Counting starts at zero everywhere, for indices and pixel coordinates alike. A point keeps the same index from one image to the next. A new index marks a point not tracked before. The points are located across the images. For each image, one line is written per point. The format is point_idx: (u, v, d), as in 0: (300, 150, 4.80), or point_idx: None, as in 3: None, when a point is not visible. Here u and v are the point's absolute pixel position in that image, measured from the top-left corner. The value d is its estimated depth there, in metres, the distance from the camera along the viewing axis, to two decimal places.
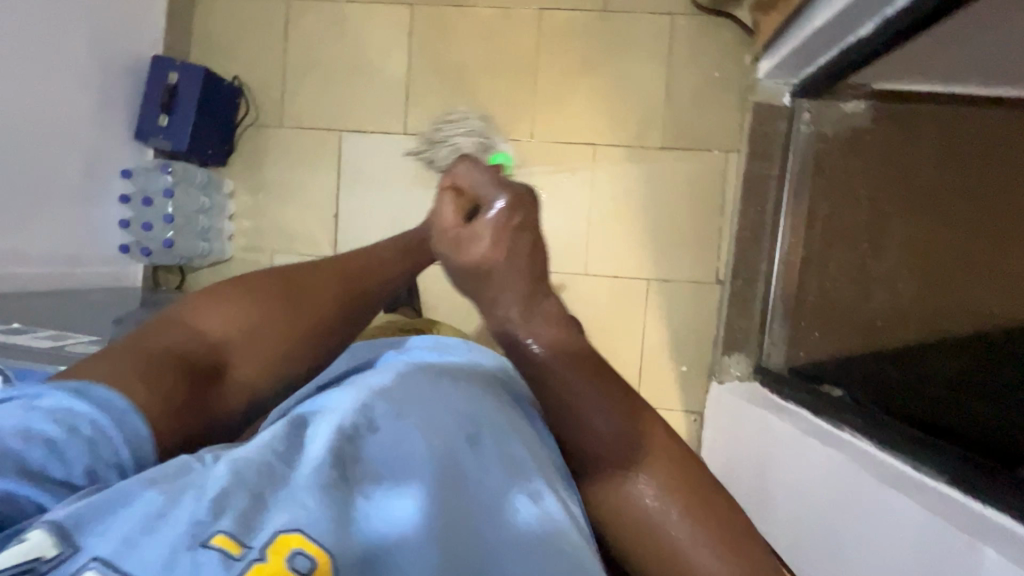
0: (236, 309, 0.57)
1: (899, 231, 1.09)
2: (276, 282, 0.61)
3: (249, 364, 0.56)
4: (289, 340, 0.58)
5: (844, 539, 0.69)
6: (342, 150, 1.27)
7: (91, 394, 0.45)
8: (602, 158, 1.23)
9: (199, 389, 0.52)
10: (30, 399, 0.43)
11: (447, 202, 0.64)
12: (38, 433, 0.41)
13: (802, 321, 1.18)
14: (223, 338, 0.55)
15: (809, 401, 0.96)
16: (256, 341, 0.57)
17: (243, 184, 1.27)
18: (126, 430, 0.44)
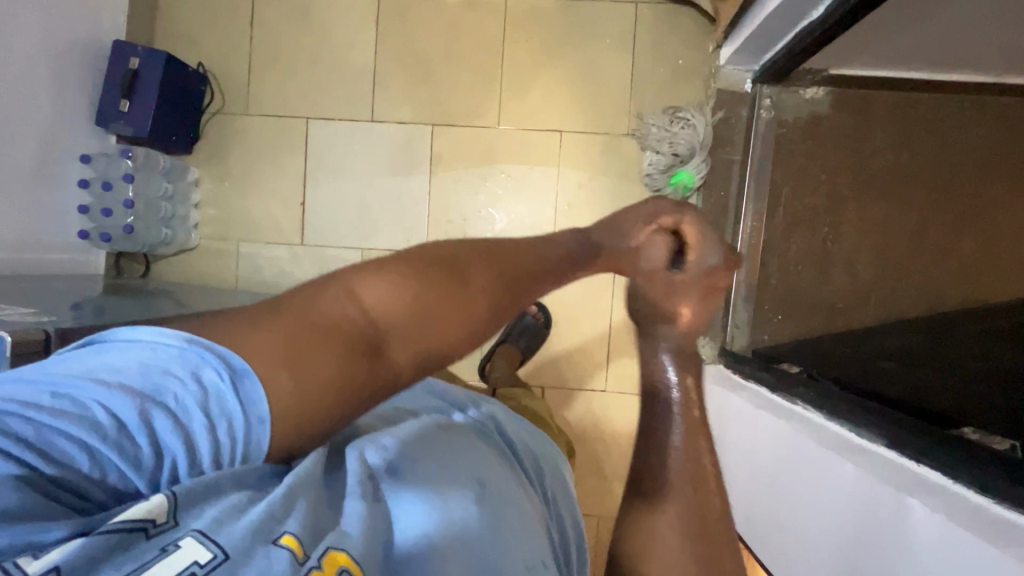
0: (400, 290, 0.43)
1: (854, 214, 1.11)
2: (444, 255, 0.47)
3: (407, 357, 0.43)
4: (447, 338, 0.45)
5: (789, 508, 0.70)
6: (308, 138, 1.26)
7: (242, 384, 0.36)
8: (567, 145, 1.24)
9: (351, 379, 0.40)
10: (196, 365, 0.36)
11: (660, 243, 0.56)
12: (184, 417, 0.34)
13: (765, 305, 1.19)
14: (381, 323, 0.42)
15: (767, 379, 0.98)
16: (416, 330, 0.43)
17: (209, 172, 1.26)
18: (249, 444, 0.37)
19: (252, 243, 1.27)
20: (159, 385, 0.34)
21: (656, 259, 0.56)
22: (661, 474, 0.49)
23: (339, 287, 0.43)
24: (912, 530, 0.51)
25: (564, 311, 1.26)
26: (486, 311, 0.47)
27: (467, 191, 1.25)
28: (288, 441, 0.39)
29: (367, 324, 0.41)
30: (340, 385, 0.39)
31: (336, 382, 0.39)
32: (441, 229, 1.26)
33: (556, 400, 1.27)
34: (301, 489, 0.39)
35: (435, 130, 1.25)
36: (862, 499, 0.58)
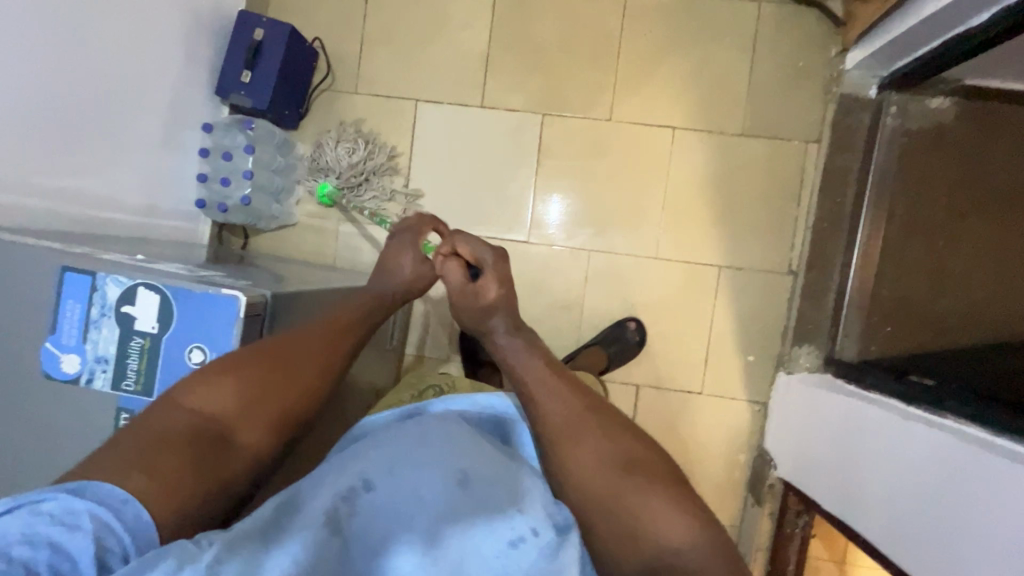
0: (230, 387, 0.61)
1: (976, 228, 1.08)
2: (249, 348, 0.64)
3: (250, 433, 0.61)
4: (272, 410, 0.62)
5: (956, 525, 0.68)
6: (416, 120, 1.26)
7: (88, 490, 0.51)
8: (680, 141, 1.22)
9: (207, 461, 0.57)
10: (35, 504, 0.49)
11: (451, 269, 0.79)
12: (43, 535, 0.48)
13: (876, 315, 1.16)
14: (224, 414, 0.60)
15: (898, 391, 0.96)
16: (247, 412, 0.61)
17: (315, 149, 1.26)
18: (126, 518, 0.51)
19: (352, 222, 1.27)
20: (7, 533, 0.47)
21: (455, 278, 0.79)
22: (553, 420, 0.63)
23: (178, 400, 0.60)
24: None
25: (664, 310, 1.24)
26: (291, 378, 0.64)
27: (577, 184, 1.24)
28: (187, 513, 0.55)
29: (207, 420, 0.59)
30: (201, 466, 0.57)
31: (194, 466, 0.56)
32: (544, 220, 1.25)
33: (649, 399, 1.25)
34: (240, 538, 0.51)
35: (546, 120, 1.24)
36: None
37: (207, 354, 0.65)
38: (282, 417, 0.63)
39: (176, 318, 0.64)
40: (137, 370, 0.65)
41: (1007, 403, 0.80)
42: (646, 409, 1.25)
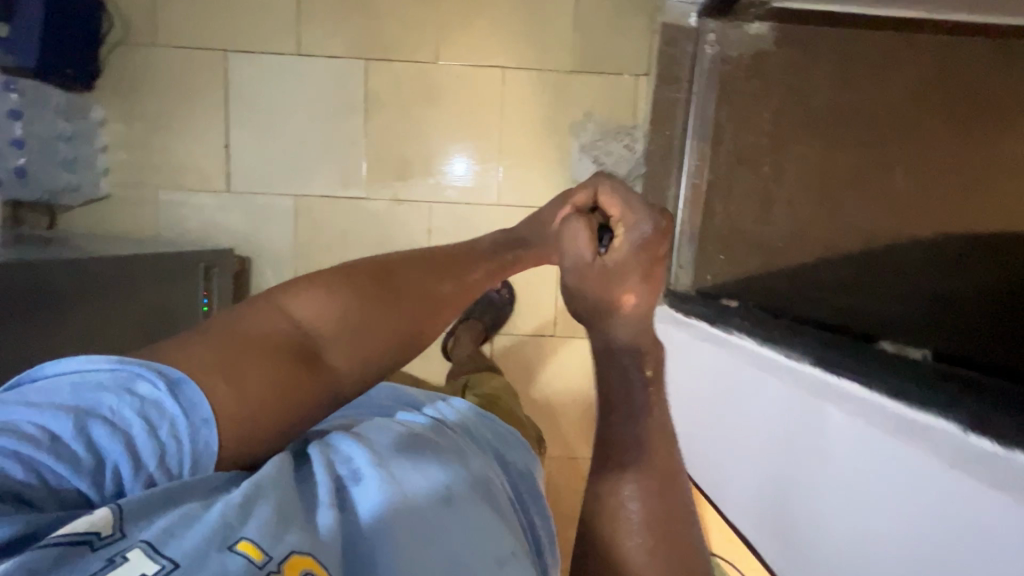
0: (336, 297, 0.43)
1: (795, 150, 1.10)
2: (437, 271, 0.49)
3: (346, 362, 0.43)
4: (392, 346, 0.45)
5: (723, 438, 0.74)
6: (227, 71, 1.16)
7: (180, 392, 0.35)
8: (512, 82, 1.18)
9: (298, 391, 0.39)
10: (129, 378, 0.34)
11: (583, 229, 0.52)
12: (123, 424, 0.33)
13: (708, 244, 1.20)
14: (321, 330, 0.42)
15: (705, 315, 0.98)
16: (355, 333, 0.43)
17: (114, 111, 1.14)
18: (196, 447, 0.35)
19: (173, 190, 1.18)
20: (94, 399, 0.33)
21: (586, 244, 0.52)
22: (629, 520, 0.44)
23: (274, 302, 0.43)
24: (836, 447, 0.53)
25: None
26: (442, 310, 0.48)
27: (413, 133, 1.19)
28: (240, 455, 0.37)
29: (300, 336, 0.41)
30: (281, 398, 0.39)
31: (278, 392, 0.38)
32: (380, 173, 1.20)
33: (506, 346, 1.27)
34: (271, 489, 0.35)
35: (370, 65, 1.17)
36: (792, 422, 0.59)
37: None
38: (385, 352, 0.45)
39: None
40: None
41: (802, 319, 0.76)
42: (504, 356, 1.27)
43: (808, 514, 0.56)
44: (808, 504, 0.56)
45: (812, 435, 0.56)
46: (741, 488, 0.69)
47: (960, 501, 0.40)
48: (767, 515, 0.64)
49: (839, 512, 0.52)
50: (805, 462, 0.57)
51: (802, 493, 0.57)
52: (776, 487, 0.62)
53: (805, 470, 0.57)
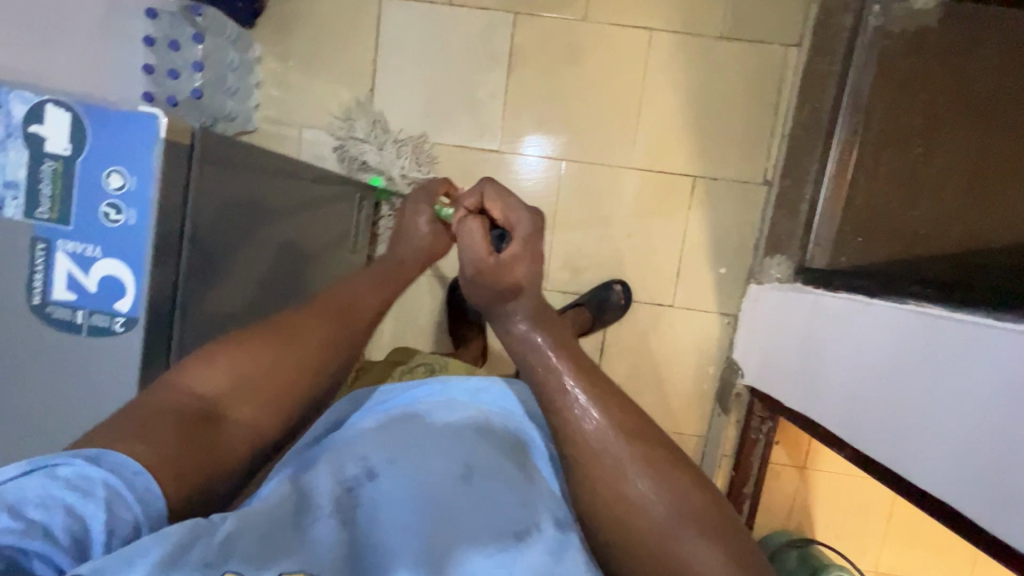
0: (226, 364, 0.55)
1: (951, 137, 1.06)
2: (314, 320, 0.62)
3: (245, 411, 0.55)
4: (291, 391, 0.58)
5: (906, 400, 0.71)
6: (380, 17, 1.19)
7: (103, 461, 0.45)
8: (657, 45, 1.17)
9: (211, 442, 0.51)
10: (46, 467, 0.43)
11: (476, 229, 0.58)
12: (56, 500, 0.41)
13: (847, 225, 1.14)
14: (213, 393, 0.54)
15: (864, 288, 0.95)
16: (250, 388, 0.56)
17: (270, 49, 1.19)
18: (138, 492, 0.45)
19: (316, 129, 1.21)
20: (16, 493, 0.41)
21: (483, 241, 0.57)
22: (595, 440, 0.51)
23: (177, 376, 0.54)
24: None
25: (636, 221, 1.22)
26: (321, 357, 0.61)
27: (552, 91, 1.19)
28: (187, 491, 0.48)
29: (200, 398, 0.53)
30: (197, 449, 0.50)
31: (186, 448, 0.49)
32: (517, 128, 1.21)
33: (621, 314, 1.25)
34: (254, 523, 0.47)
35: (517, 20, 1.18)
36: (1010, 364, 0.56)
37: (127, 180, 0.57)
38: (279, 394, 0.57)
39: (90, 139, 0.56)
40: (50, 195, 0.57)
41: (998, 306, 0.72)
42: (618, 322, 1.25)
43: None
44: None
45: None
46: (934, 449, 0.66)
47: None
48: (970, 473, 0.60)
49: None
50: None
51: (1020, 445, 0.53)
52: (988, 433, 0.58)
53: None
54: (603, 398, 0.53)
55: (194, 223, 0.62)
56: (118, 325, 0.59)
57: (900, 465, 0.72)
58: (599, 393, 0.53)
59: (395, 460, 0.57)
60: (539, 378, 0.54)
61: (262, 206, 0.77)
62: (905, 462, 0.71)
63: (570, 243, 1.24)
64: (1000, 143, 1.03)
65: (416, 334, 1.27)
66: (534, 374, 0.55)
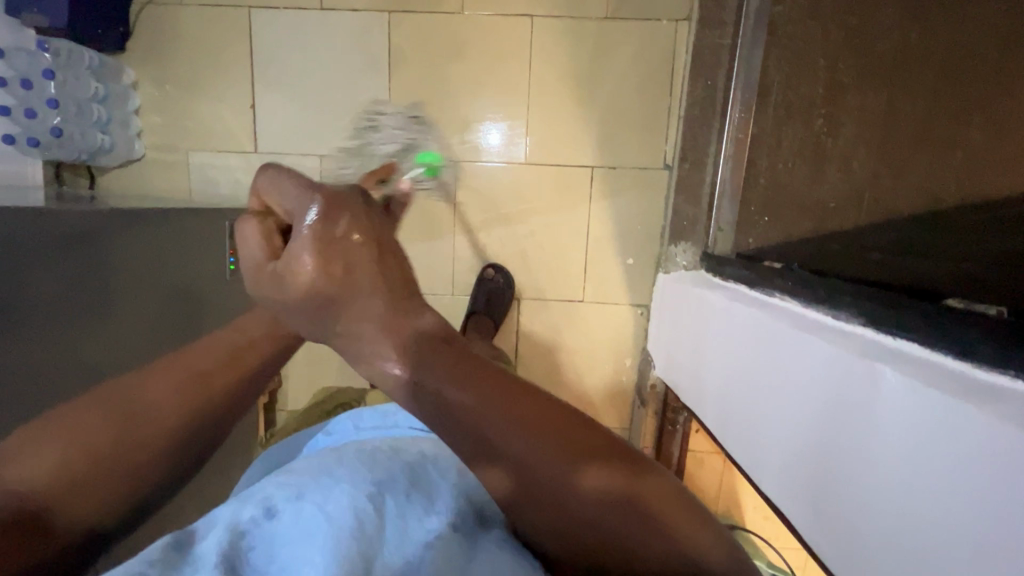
0: (46, 456, 0.43)
1: (855, 100, 0.98)
2: (170, 386, 0.48)
3: (70, 515, 0.44)
4: (139, 475, 0.47)
5: (756, 409, 0.70)
6: (252, 29, 1.14)
7: None
8: (539, 33, 1.12)
9: (6, 563, 0.40)
10: None
11: (250, 230, 0.44)
12: None
13: (752, 206, 1.08)
14: (28, 494, 0.42)
15: (747, 276, 0.92)
16: (74, 483, 0.44)
17: (145, 74, 1.15)
18: None
19: (201, 152, 1.18)
20: None
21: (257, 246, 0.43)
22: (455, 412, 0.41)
23: None
24: (891, 414, 0.48)
25: (538, 220, 1.19)
26: (176, 434, 0.48)
27: (438, 91, 1.15)
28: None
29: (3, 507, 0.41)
30: None
31: None
32: (404, 135, 1.17)
33: (533, 313, 1.23)
34: None
35: (393, 19, 1.12)
36: (844, 385, 0.54)
37: None
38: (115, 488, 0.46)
39: None
40: None
41: (860, 279, 0.69)
42: (529, 322, 1.23)
43: (847, 485, 0.52)
44: (850, 473, 0.52)
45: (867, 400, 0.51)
46: (771, 460, 0.66)
47: (1003, 458, 0.37)
48: (797, 478, 0.60)
49: (879, 488, 0.48)
50: (854, 430, 0.52)
51: (843, 462, 0.53)
52: (818, 458, 0.57)
53: (851, 437, 0.52)
54: (538, 424, 0.40)
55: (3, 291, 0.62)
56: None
57: (749, 466, 0.72)
58: (531, 415, 0.40)
59: (297, 493, 0.45)
60: (447, 415, 0.41)
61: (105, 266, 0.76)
62: (749, 460, 0.71)
63: (473, 245, 1.21)
64: (912, 105, 0.94)
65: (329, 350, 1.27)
66: (451, 409, 0.41)
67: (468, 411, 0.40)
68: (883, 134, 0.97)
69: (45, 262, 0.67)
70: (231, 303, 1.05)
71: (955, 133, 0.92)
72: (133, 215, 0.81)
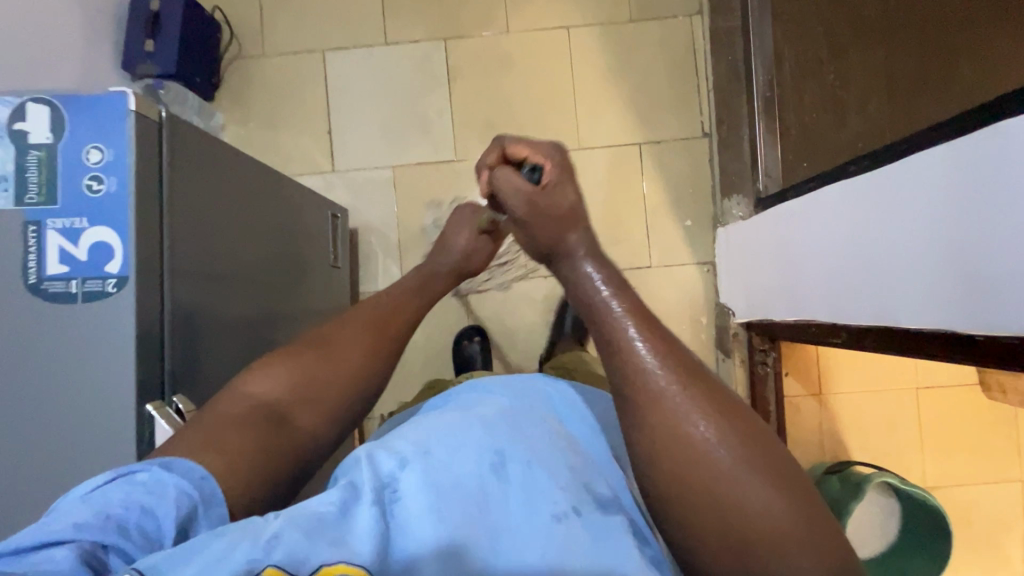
0: (280, 375, 0.62)
1: (858, 59, 1.04)
2: (363, 329, 0.70)
3: (305, 415, 0.62)
4: (340, 399, 0.65)
5: (878, 263, 0.75)
6: (326, 68, 1.30)
7: (175, 467, 0.50)
8: (576, 40, 1.30)
9: (270, 441, 0.58)
10: (128, 474, 0.49)
11: (511, 179, 0.66)
12: (133, 502, 0.46)
13: (790, 155, 1.14)
14: (275, 400, 0.61)
15: (801, 188, 0.98)
16: (303, 396, 0.63)
17: (232, 116, 1.30)
18: (205, 493, 0.50)
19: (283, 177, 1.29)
20: (105, 495, 0.47)
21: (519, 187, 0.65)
22: (630, 369, 0.51)
23: (231, 391, 0.61)
24: (1017, 154, 0.52)
25: (596, 197, 1.29)
26: (368, 359, 0.68)
27: (493, 98, 1.30)
28: (242, 496, 0.53)
29: (260, 407, 0.60)
30: (255, 459, 0.55)
31: (248, 453, 0.55)
32: (468, 139, 1.30)
33: None
34: (291, 517, 0.45)
35: (448, 44, 1.30)
36: (963, 181, 0.60)
37: (105, 154, 0.54)
38: (336, 398, 0.65)
39: (71, 124, 0.54)
40: (39, 181, 0.53)
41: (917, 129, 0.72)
42: None
43: (990, 264, 0.57)
44: (1000, 234, 0.55)
45: (999, 170, 0.55)
46: (910, 297, 0.70)
47: None
48: (953, 292, 0.63)
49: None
50: (992, 196, 0.56)
51: (995, 232, 0.55)
52: (957, 264, 0.61)
53: (998, 214, 0.55)
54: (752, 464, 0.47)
55: (175, 254, 0.60)
56: (111, 286, 0.54)
57: (891, 324, 0.75)
58: (707, 395, 0.50)
59: (425, 453, 0.54)
60: (651, 393, 0.50)
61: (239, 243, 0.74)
62: (899, 314, 0.72)
63: None
64: (902, 57, 0.97)
65: (412, 349, 1.31)
66: (636, 366, 0.51)
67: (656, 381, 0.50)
68: (887, 85, 0.97)
69: (191, 204, 0.62)
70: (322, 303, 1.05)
71: (945, 64, 0.90)
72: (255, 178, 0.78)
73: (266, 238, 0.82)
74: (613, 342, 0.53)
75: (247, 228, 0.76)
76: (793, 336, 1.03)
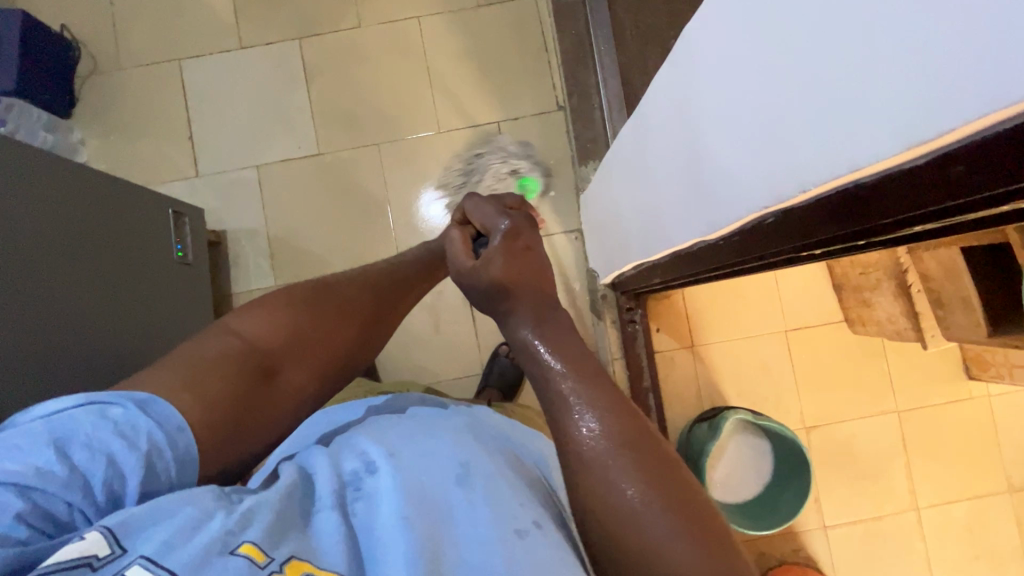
0: (279, 321, 0.64)
1: None
2: (357, 291, 0.73)
3: (293, 368, 0.64)
4: (325, 359, 0.68)
5: (677, 192, 0.62)
6: (183, 76, 1.32)
7: (150, 409, 0.50)
8: (427, 28, 1.33)
9: (255, 386, 0.59)
10: (103, 409, 0.48)
11: (455, 237, 0.71)
12: (102, 445, 0.47)
13: None
14: (267, 344, 0.62)
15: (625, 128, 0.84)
16: (297, 345, 0.65)
17: (91, 130, 1.30)
18: (178, 449, 0.50)
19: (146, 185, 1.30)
20: (70, 431, 0.46)
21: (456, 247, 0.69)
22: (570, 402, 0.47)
23: (225, 329, 0.62)
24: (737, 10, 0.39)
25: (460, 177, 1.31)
26: (356, 328, 0.71)
27: (350, 91, 1.32)
28: (211, 441, 0.54)
29: (249, 347, 0.61)
30: (235, 400, 0.57)
31: (233, 395, 0.56)
32: (329, 133, 1.31)
33: None
34: (266, 502, 0.47)
35: (302, 43, 1.32)
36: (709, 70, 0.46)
37: None
38: (326, 352, 0.68)
39: None
40: None
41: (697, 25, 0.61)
42: None
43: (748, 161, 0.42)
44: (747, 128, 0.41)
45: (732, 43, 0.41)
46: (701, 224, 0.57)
47: None
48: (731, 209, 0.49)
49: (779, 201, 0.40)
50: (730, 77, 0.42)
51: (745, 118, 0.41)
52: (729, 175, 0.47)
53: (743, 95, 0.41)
54: (681, 518, 0.42)
55: None
56: None
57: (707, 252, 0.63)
58: (629, 439, 0.45)
59: (394, 454, 0.55)
60: (570, 431, 0.46)
61: (51, 252, 0.85)
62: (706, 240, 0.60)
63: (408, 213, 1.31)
64: None
65: None
66: (556, 396, 0.48)
67: (563, 402, 0.47)
68: None
69: None
70: (190, 314, 1.16)
71: None
72: (64, 190, 0.89)
73: (79, 253, 0.90)
74: (543, 373, 0.49)
75: (52, 244, 0.85)
76: (648, 284, 0.97)
